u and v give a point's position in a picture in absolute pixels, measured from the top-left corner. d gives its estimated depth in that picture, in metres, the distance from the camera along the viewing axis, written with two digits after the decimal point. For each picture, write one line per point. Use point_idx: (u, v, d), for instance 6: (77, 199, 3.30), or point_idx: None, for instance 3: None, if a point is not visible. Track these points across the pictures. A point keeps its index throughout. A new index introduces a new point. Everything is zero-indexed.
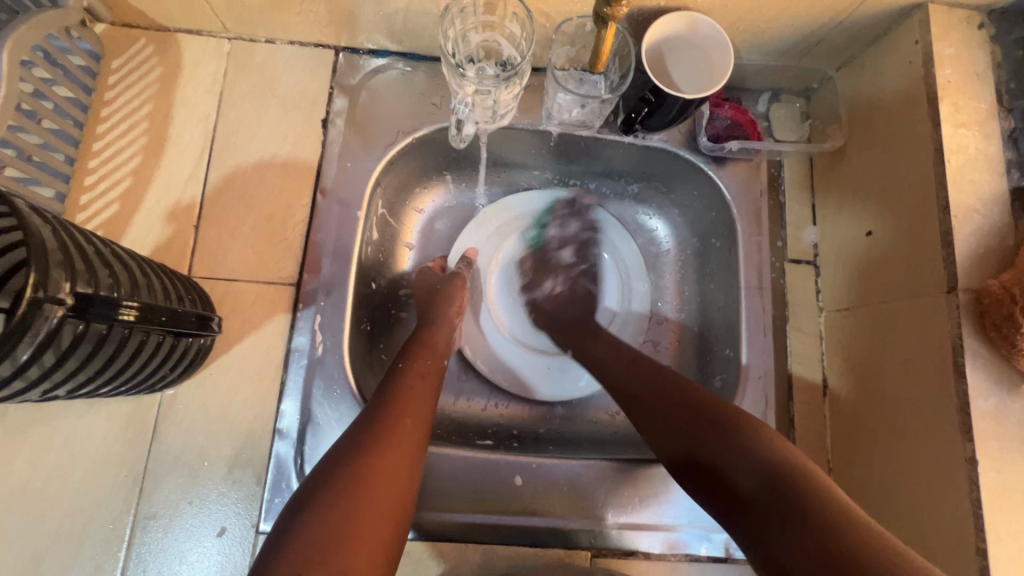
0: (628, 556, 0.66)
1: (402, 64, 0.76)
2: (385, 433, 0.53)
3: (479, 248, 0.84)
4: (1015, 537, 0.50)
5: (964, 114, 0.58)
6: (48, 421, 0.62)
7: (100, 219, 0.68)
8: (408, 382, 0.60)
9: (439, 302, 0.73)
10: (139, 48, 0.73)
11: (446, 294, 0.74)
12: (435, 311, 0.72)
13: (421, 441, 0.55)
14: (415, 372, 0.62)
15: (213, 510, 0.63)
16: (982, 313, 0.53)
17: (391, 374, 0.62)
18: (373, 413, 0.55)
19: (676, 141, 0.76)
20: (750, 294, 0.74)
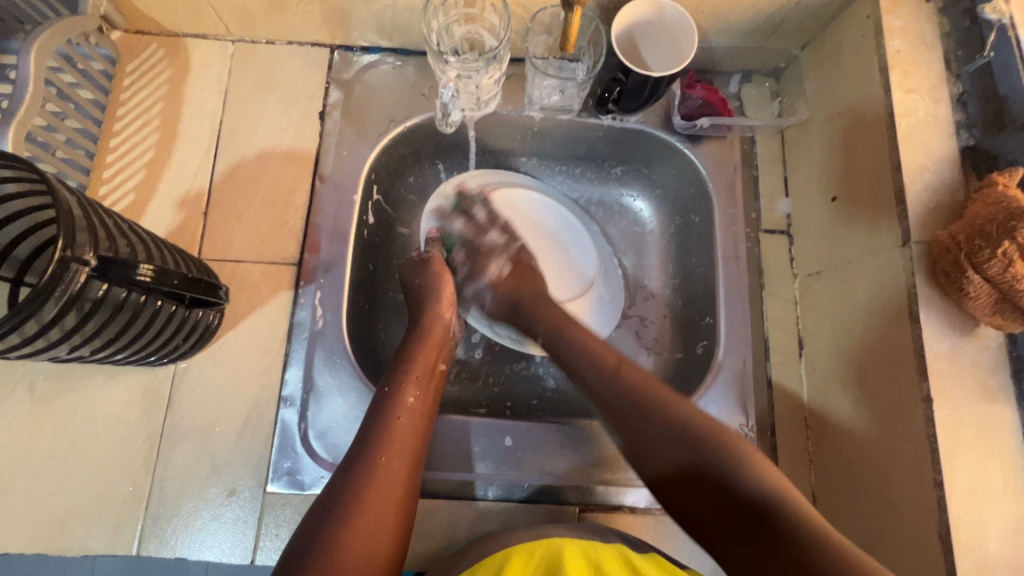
0: (615, 510, 0.69)
1: (392, 58, 0.81)
2: (371, 479, 0.55)
3: (448, 219, 0.82)
4: (971, 469, 0.53)
5: (914, 81, 0.62)
6: (73, 392, 0.67)
7: (117, 208, 0.74)
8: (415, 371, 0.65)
9: (425, 293, 0.73)
10: (150, 52, 0.79)
11: (432, 285, 0.74)
12: (424, 307, 0.72)
13: (414, 459, 0.59)
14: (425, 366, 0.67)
15: (224, 471, 0.67)
16: (934, 262, 0.57)
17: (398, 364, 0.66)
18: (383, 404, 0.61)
19: (652, 122, 0.81)
20: (727, 264, 0.78)
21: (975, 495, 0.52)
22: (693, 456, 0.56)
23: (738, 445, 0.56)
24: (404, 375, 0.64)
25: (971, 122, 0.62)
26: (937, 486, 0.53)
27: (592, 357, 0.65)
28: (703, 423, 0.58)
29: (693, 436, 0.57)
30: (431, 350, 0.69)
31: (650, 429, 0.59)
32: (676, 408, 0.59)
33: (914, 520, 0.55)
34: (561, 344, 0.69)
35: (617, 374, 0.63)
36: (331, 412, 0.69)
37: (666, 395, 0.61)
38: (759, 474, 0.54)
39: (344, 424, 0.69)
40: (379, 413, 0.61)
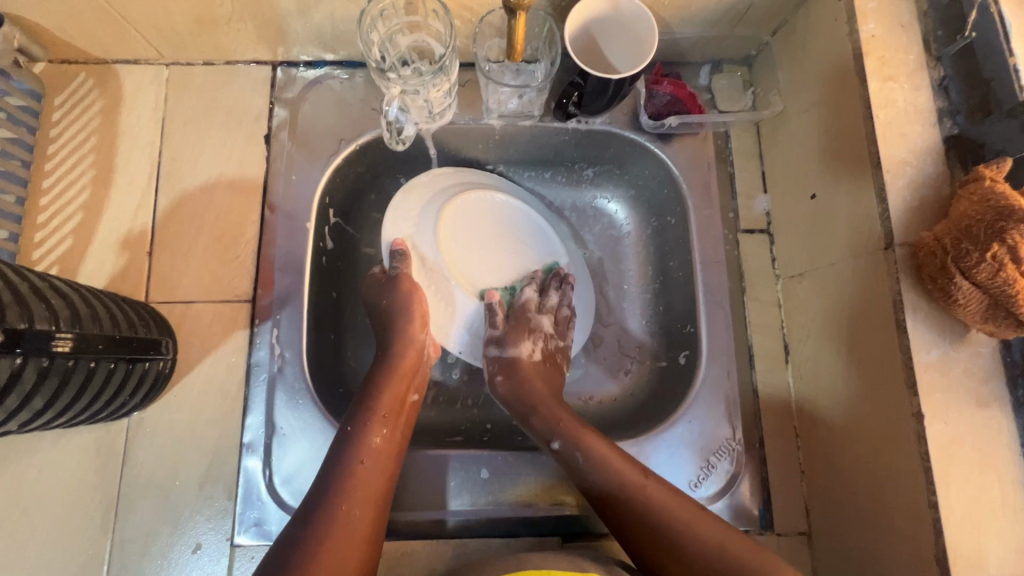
0: (600, 538, 0.67)
1: (339, 72, 0.76)
2: (326, 529, 0.53)
3: (419, 225, 0.74)
4: (967, 486, 0.50)
5: (892, 67, 0.58)
6: (21, 455, 0.64)
7: (55, 254, 0.69)
8: (382, 409, 0.62)
9: (395, 316, 0.68)
10: (79, 83, 0.74)
11: (405, 307, 0.69)
12: (392, 332, 0.68)
13: (377, 506, 0.57)
14: (393, 403, 0.63)
15: (188, 527, 0.64)
16: (919, 266, 0.53)
17: (362, 401, 0.63)
18: (344, 447, 0.59)
19: (619, 122, 0.76)
20: (706, 269, 0.74)
21: (972, 513, 0.49)
22: (617, 493, 0.60)
23: (697, 522, 0.58)
24: (370, 414, 0.61)
25: (954, 109, 0.57)
26: (932, 507, 0.50)
27: (598, 460, 0.62)
28: (671, 505, 0.59)
29: (614, 480, 0.61)
30: (401, 382, 0.65)
31: (593, 464, 0.62)
32: (653, 495, 0.60)
33: (907, 541, 0.53)
34: (575, 453, 0.63)
35: (642, 484, 0.60)
36: (297, 457, 0.66)
37: (662, 510, 0.59)
38: (706, 538, 0.57)
39: (312, 467, 0.66)
40: (341, 458, 0.58)
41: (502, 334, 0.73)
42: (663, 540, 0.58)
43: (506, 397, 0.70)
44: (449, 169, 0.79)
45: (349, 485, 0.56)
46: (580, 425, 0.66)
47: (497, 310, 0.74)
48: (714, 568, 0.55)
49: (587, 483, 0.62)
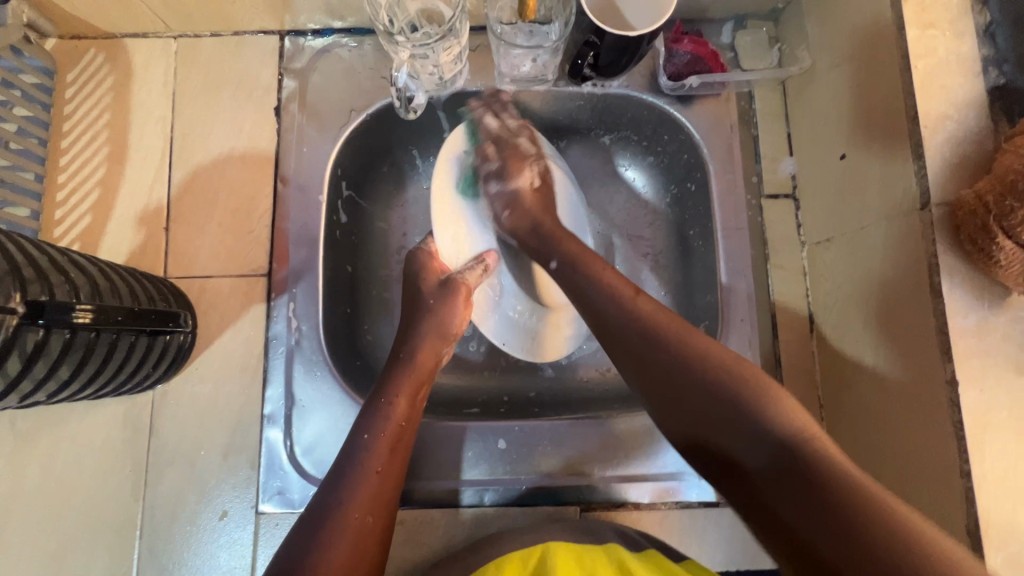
0: (618, 507, 0.67)
1: (347, 40, 0.74)
2: (337, 534, 0.51)
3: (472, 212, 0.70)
4: (1004, 456, 0.48)
5: (932, 13, 0.54)
6: (55, 425, 0.66)
7: (76, 231, 0.70)
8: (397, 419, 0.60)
9: (422, 326, 0.66)
10: (90, 58, 0.73)
11: (440, 321, 0.66)
12: (413, 340, 0.65)
13: (382, 511, 0.55)
14: (403, 413, 0.60)
15: (214, 496, 0.66)
16: (958, 226, 0.50)
17: (375, 408, 0.60)
18: (352, 458, 0.56)
19: (638, 85, 0.73)
20: (728, 236, 0.71)
21: (1007, 484, 0.47)
22: (648, 337, 0.54)
23: (778, 405, 0.47)
24: (387, 421, 0.59)
25: (1001, 57, 0.53)
26: (964, 477, 0.48)
27: (609, 287, 0.57)
28: (728, 375, 0.50)
29: (648, 330, 0.54)
30: (415, 389, 0.62)
31: (645, 348, 0.54)
32: (708, 355, 0.52)
33: (939, 512, 0.51)
34: (576, 277, 0.60)
35: (635, 305, 0.56)
36: (316, 429, 0.66)
37: (708, 352, 0.52)
38: (790, 416, 0.46)
39: (331, 438, 0.66)
40: (355, 465, 0.56)
41: (508, 196, 0.67)
42: (686, 381, 0.51)
43: (512, 226, 0.67)
44: (523, 121, 0.73)
45: (360, 490, 0.55)
46: (582, 246, 0.62)
47: (489, 183, 0.69)
48: (795, 445, 0.44)
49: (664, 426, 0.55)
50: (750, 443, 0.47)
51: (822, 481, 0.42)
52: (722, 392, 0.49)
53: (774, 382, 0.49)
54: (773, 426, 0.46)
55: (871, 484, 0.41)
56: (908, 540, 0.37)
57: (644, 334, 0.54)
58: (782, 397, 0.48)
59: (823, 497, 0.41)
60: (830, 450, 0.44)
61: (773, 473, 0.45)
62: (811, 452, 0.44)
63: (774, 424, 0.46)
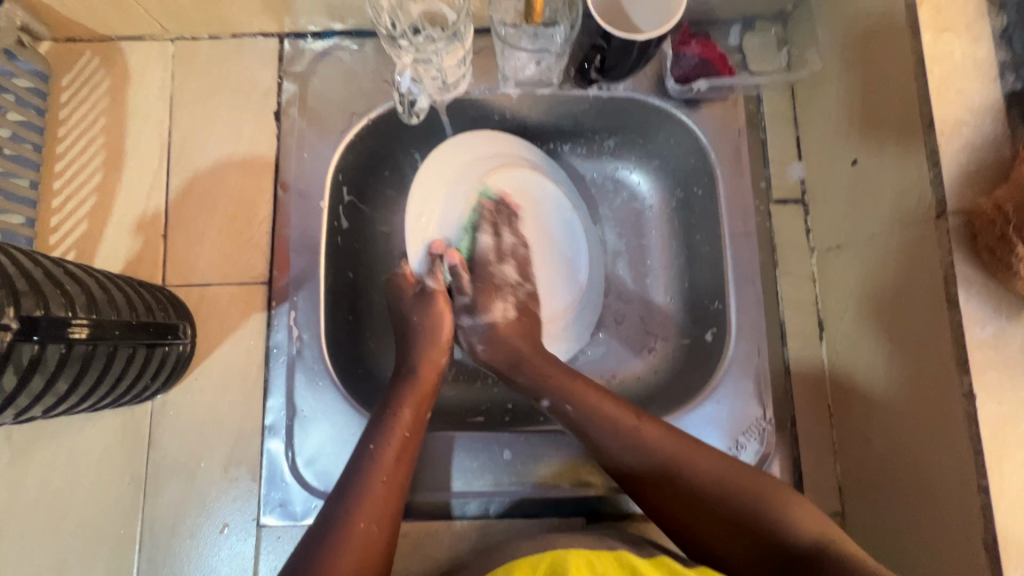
0: (626, 518, 0.66)
1: (348, 42, 0.72)
2: (342, 544, 0.52)
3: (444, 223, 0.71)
4: (1022, 471, 0.47)
5: (948, 17, 0.52)
6: (52, 437, 0.65)
7: (72, 239, 0.69)
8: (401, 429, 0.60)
9: (419, 338, 0.67)
10: (85, 61, 0.72)
11: (431, 329, 0.67)
12: (413, 352, 0.66)
13: (387, 522, 0.55)
14: (406, 423, 0.60)
15: (215, 508, 0.65)
16: (975, 235, 0.49)
17: (379, 419, 0.60)
18: (356, 470, 0.57)
19: (644, 88, 0.72)
20: (736, 242, 0.70)
21: None
22: (655, 465, 0.57)
23: (698, 459, 0.57)
24: (392, 431, 0.59)
25: (1018, 61, 0.52)
26: (981, 492, 0.47)
27: (609, 419, 0.60)
28: (671, 441, 0.58)
29: (647, 453, 0.58)
30: (419, 401, 0.63)
31: (609, 437, 0.59)
32: (700, 467, 0.56)
33: (955, 525, 0.50)
34: (538, 386, 0.64)
35: (641, 438, 0.58)
36: (318, 440, 0.65)
37: (696, 453, 0.57)
38: (810, 527, 0.52)
39: (334, 449, 0.65)
40: (361, 475, 0.56)
41: (472, 300, 0.69)
42: (713, 503, 0.55)
43: (490, 357, 0.68)
44: (491, 131, 0.73)
45: (366, 499, 0.55)
46: (567, 374, 0.64)
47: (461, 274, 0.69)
48: (817, 549, 0.50)
49: (611, 459, 0.60)
50: (749, 549, 0.53)
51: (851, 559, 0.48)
52: (717, 482, 0.55)
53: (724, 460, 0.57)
54: (801, 533, 0.51)
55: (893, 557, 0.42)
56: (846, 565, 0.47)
57: (630, 449, 0.58)
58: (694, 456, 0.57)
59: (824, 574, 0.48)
60: (805, 519, 0.52)
61: (780, 560, 0.51)
62: (835, 547, 0.49)
63: (703, 474, 0.56)
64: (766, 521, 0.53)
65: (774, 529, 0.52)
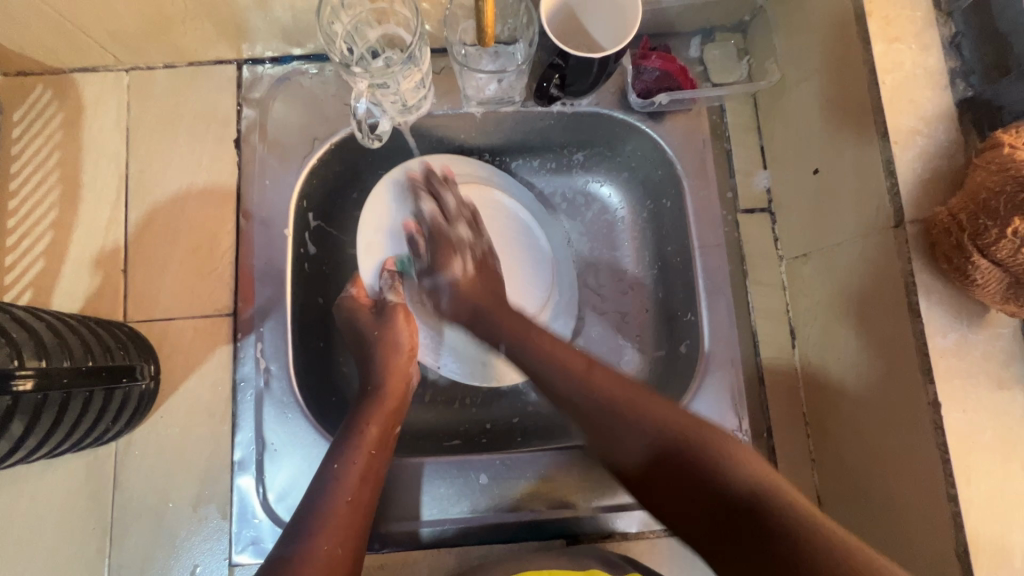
0: (606, 538, 0.65)
1: (308, 67, 0.72)
2: (303, 566, 0.50)
3: (393, 241, 0.73)
4: (988, 478, 0.47)
5: (898, 27, 0.53)
6: (11, 484, 0.63)
7: (28, 278, 0.67)
8: (366, 445, 0.59)
9: (380, 352, 0.66)
10: (37, 95, 0.70)
11: (391, 342, 0.67)
12: (377, 368, 0.65)
13: (355, 543, 0.53)
14: (370, 441, 0.59)
15: (185, 549, 0.63)
16: (932, 244, 0.49)
17: (342, 439, 0.59)
18: (318, 494, 0.55)
19: (608, 102, 0.71)
20: (705, 253, 0.70)
21: (994, 506, 0.46)
22: (608, 404, 0.56)
23: (735, 462, 0.50)
24: (357, 449, 0.58)
25: (968, 68, 0.52)
26: (951, 501, 0.47)
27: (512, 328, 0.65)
28: (656, 411, 0.54)
29: (614, 396, 0.56)
30: (388, 417, 0.62)
31: (642, 424, 0.54)
32: (711, 440, 0.52)
33: (927, 532, 0.50)
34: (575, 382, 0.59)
35: (590, 376, 0.58)
36: (289, 474, 0.64)
37: (708, 433, 0.52)
38: (805, 513, 0.45)
39: (304, 481, 0.64)
40: (324, 495, 0.55)
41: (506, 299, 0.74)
42: (667, 452, 0.52)
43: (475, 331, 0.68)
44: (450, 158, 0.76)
45: (332, 521, 0.53)
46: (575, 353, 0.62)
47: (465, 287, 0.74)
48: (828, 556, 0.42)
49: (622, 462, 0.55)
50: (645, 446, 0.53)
51: (773, 499, 0.47)
52: (720, 479, 0.49)
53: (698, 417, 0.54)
54: (744, 479, 0.49)
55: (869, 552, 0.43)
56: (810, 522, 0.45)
57: (580, 405, 0.57)
58: (711, 427, 0.53)
59: (770, 515, 0.46)
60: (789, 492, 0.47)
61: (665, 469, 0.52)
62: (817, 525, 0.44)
63: (737, 470, 0.49)
64: (780, 515, 0.46)
65: (711, 487, 0.49)
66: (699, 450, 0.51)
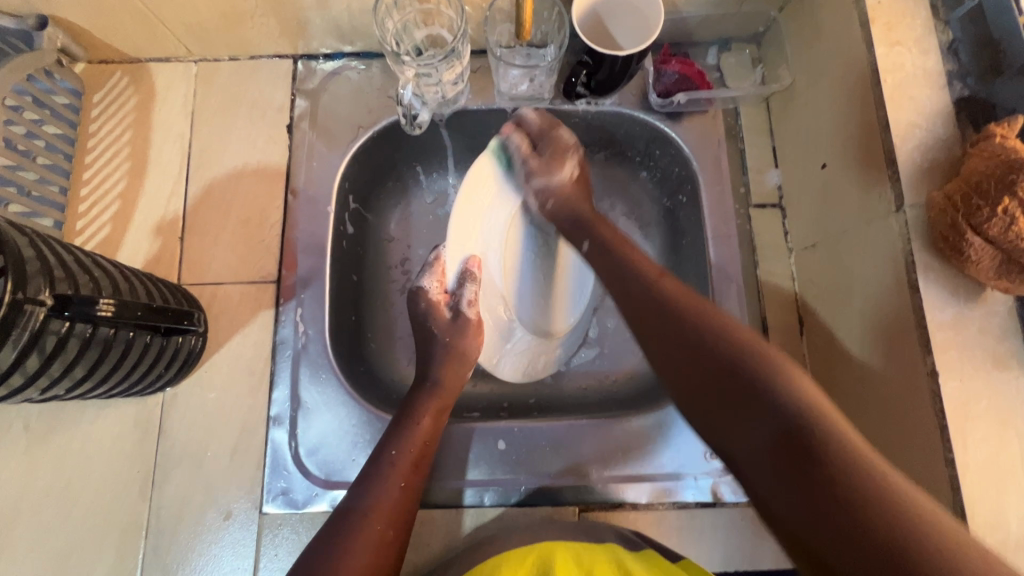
0: (615, 508, 0.68)
1: (356, 63, 0.79)
2: (356, 540, 0.53)
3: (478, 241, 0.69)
4: (983, 446, 0.49)
5: (899, 32, 0.58)
6: (68, 426, 0.68)
7: (96, 240, 0.74)
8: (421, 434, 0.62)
9: (451, 346, 0.70)
10: (115, 81, 0.78)
11: (461, 349, 0.69)
12: (442, 358, 0.70)
13: (402, 523, 0.57)
14: (424, 434, 0.62)
15: (220, 495, 0.67)
16: (931, 226, 0.53)
17: (404, 420, 0.63)
18: (374, 468, 0.59)
19: (630, 103, 0.77)
20: (718, 244, 0.75)
21: (989, 472, 0.49)
22: (698, 355, 0.52)
23: (716, 319, 0.54)
24: (412, 434, 0.62)
25: (964, 70, 0.57)
26: (948, 465, 0.50)
27: (633, 269, 0.61)
28: (710, 326, 0.53)
29: (701, 342, 0.52)
30: (443, 407, 0.66)
31: (641, 294, 0.58)
32: (719, 326, 0.53)
33: None
34: (613, 258, 0.64)
35: (658, 284, 0.58)
36: (321, 429, 0.68)
37: (715, 326, 0.53)
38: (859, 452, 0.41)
39: (333, 437, 0.68)
40: (379, 474, 0.58)
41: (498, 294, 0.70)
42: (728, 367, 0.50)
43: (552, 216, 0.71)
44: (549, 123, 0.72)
45: (381, 499, 0.57)
46: (616, 232, 0.67)
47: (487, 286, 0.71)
48: (811, 415, 0.44)
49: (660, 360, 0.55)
50: (764, 413, 0.46)
51: (832, 455, 0.41)
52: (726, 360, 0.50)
53: (780, 352, 0.50)
54: (790, 403, 0.45)
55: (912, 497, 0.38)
56: (873, 485, 0.39)
57: (667, 315, 0.56)
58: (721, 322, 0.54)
59: (826, 465, 0.41)
60: (839, 422, 0.43)
61: (775, 459, 0.44)
62: (819, 430, 0.43)
63: (716, 331, 0.52)
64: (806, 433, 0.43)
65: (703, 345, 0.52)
66: (713, 353, 0.51)
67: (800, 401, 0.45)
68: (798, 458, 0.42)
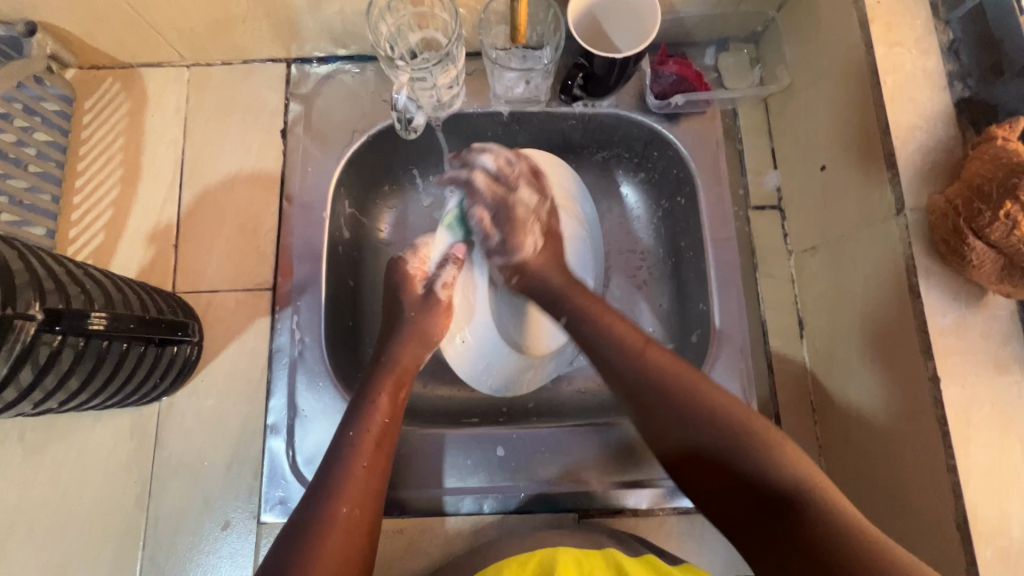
0: (616, 513, 0.68)
1: (351, 66, 0.78)
2: (325, 530, 0.52)
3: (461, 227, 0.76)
4: (986, 452, 0.49)
5: (899, 32, 0.57)
6: (64, 437, 0.68)
7: (89, 248, 0.73)
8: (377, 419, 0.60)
9: (411, 330, 0.69)
10: (106, 86, 0.78)
11: (423, 328, 0.70)
12: (396, 344, 0.68)
13: (372, 509, 0.55)
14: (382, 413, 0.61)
15: (218, 505, 0.67)
16: (932, 229, 0.52)
17: (360, 406, 0.61)
18: (334, 460, 0.57)
19: (627, 104, 0.77)
20: (717, 246, 0.74)
21: (991, 477, 0.49)
22: (691, 427, 0.55)
23: (702, 387, 0.57)
24: (370, 417, 0.60)
25: (965, 71, 0.56)
26: (950, 472, 0.49)
27: (617, 339, 0.60)
28: (683, 377, 0.57)
29: (692, 415, 0.56)
30: (398, 386, 0.64)
31: (623, 365, 0.59)
32: (708, 399, 0.56)
33: (930, 507, 0.52)
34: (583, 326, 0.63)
35: (645, 353, 0.59)
36: (317, 438, 0.67)
37: (711, 393, 0.56)
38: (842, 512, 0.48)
39: None
40: (340, 459, 0.57)
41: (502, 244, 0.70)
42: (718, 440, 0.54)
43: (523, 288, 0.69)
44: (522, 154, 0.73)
45: (347, 486, 0.55)
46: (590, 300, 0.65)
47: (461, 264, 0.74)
48: (797, 486, 0.50)
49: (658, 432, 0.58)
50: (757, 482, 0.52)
51: (819, 532, 0.47)
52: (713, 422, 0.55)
53: (760, 419, 0.55)
54: (782, 475, 0.51)
55: (889, 547, 0.45)
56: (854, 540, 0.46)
57: (656, 388, 0.58)
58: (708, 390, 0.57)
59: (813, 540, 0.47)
60: (829, 495, 0.49)
61: (769, 527, 0.51)
62: (809, 500, 0.49)
63: (705, 399, 0.56)
64: (796, 498, 0.50)
65: (694, 404, 0.56)
66: (698, 419, 0.55)
67: (787, 472, 0.51)
68: (793, 531, 0.48)
